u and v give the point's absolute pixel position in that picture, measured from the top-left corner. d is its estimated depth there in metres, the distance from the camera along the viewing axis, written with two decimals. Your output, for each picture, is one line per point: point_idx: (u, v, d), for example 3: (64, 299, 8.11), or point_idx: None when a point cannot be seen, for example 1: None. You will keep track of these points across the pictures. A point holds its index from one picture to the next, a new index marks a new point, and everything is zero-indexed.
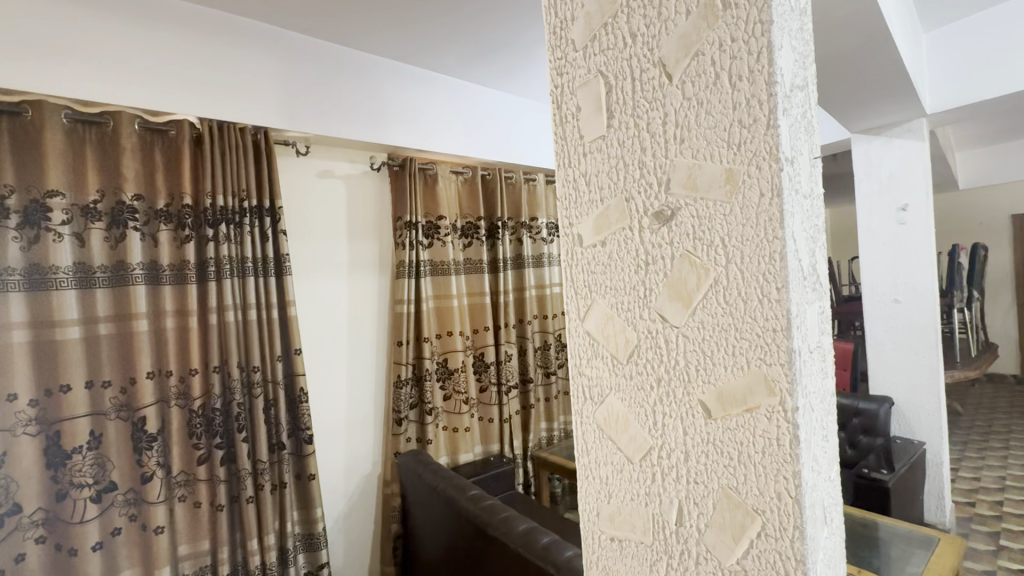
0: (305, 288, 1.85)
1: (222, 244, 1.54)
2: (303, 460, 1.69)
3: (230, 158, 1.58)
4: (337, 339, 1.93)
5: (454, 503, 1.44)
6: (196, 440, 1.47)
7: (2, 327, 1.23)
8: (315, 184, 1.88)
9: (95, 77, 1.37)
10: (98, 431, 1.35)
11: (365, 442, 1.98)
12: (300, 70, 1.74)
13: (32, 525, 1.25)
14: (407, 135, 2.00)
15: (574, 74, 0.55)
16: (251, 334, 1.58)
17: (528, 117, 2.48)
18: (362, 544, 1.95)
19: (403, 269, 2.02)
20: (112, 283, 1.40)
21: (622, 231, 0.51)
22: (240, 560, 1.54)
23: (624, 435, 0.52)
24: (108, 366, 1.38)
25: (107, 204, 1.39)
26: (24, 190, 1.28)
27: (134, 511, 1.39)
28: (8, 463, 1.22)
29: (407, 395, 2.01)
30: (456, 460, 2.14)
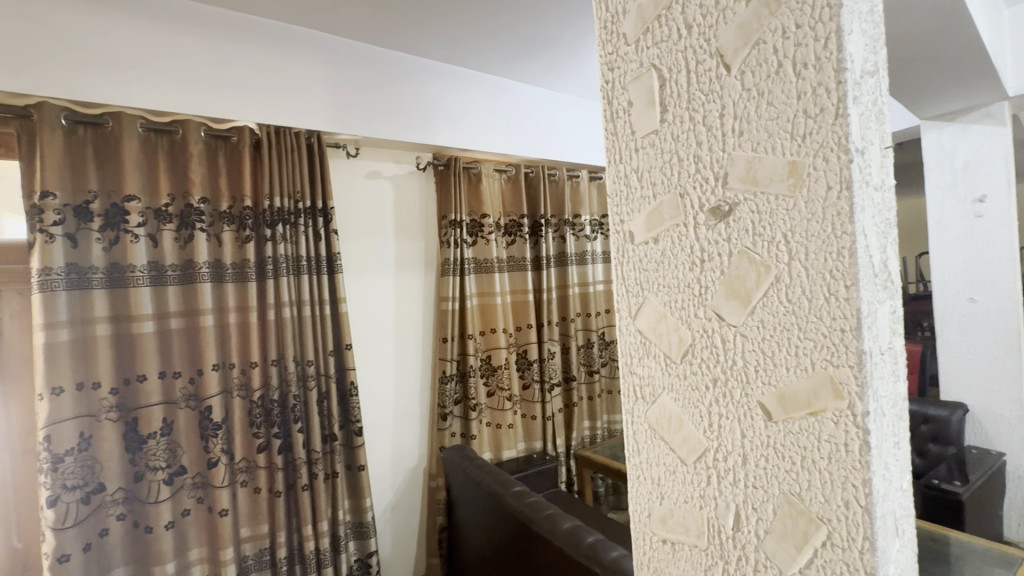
0: (355, 285, 1.91)
1: (278, 244, 1.61)
2: (353, 451, 1.75)
3: (286, 161, 1.65)
4: (385, 334, 1.98)
5: (498, 498, 1.46)
6: (255, 429, 1.55)
7: (88, 321, 1.35)
8: (364, 184, 1.94)
9: (167, 87, 1.47)
10: (170, 419, 1.46)
11: (412, 435, 2.04)
12: (350, 75, 1.79)
13: (114, 502, 1.37)
14: (453, 135, 2.03)
15: (626, 69, 0.54)
16: (306, 330, 1.65)
17: (572, 114, 2.46)
18: (409, 535, 2.01)
19: (448, 266, 2.05)
20: (181, 281, 1.50)
21: (676, 228, 0.49)
22: (296, 544, 1.62)
23: (678, 436, 0.51)
24: (178, 358, 1.48)
25: (177, 206, 1.49)
26: (105, 196, 1.40)
27: (202, 494, 1.49)
28: (93, 445, 1.34)
29: (452, 391, 2.05)
30: (500, 456, 2.16)
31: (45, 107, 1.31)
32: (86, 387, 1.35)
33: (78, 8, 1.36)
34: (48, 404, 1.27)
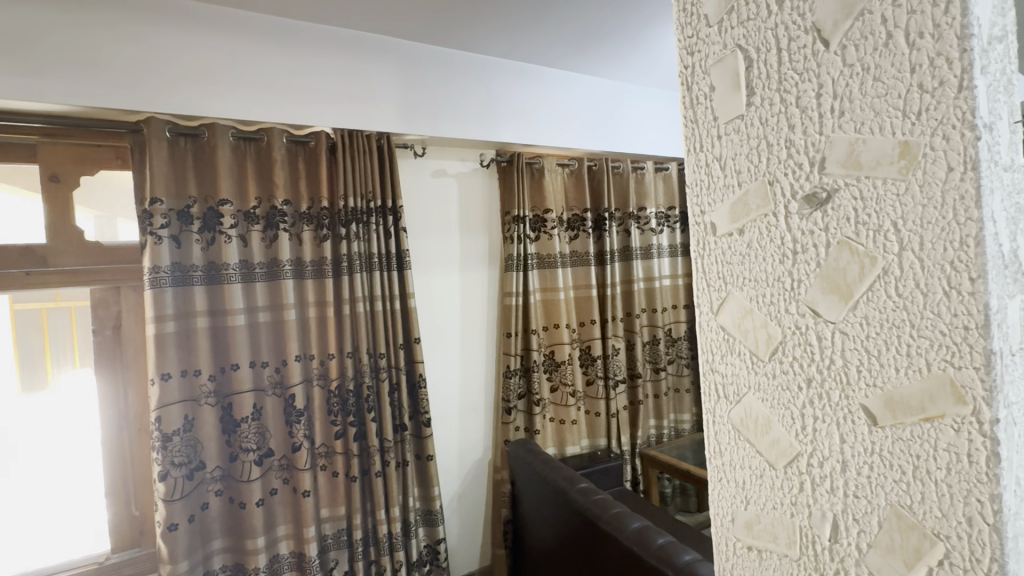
0: (423, 281, 1.97)
1: (353, 242, 1.70)
2: (422, 441, 1.82)
3: (358, 163, 1.73)
4: (451, 329, 2.04)
5: (564, 494, 1.46)
6: (333, 417, 1.65)
7: (190, 314, 1.49)
8: (430, 183, 2.00)
9: (253, 98, 1.58)
10: (259, 405, 1.58)
11: (477, 427, 2.08)
12: (416, 76, 1.84)
13: (213, 480, 1.51)
14: (515, 132, 2.04)
15: (708, 52, 0.51)
16: (378, 324, 1.73)
17: (636, 103, 2.39)
18: (475, 524, 2.06)
19: (512, 262, 2.07)
20: (267, 278, 1.62)
21: (765, 218, 0.46)
22: (371, 527, 1.70)
23: (765, 438, 0.48)
24: (266, 349, 1.60)
25: (263, 208, 1.61)
26: (203, 201, 1.54)
27: (287, 475, 1.60)
28: (196, 426, 1.49)
29: (516, 386, 2.07)
30: (564, 451, 2.16)
31: (153, 123, 1.45)
32: (189, 374, 1.49)
33: (177, 30, 1.49)
34: (158, 389, 1.42)
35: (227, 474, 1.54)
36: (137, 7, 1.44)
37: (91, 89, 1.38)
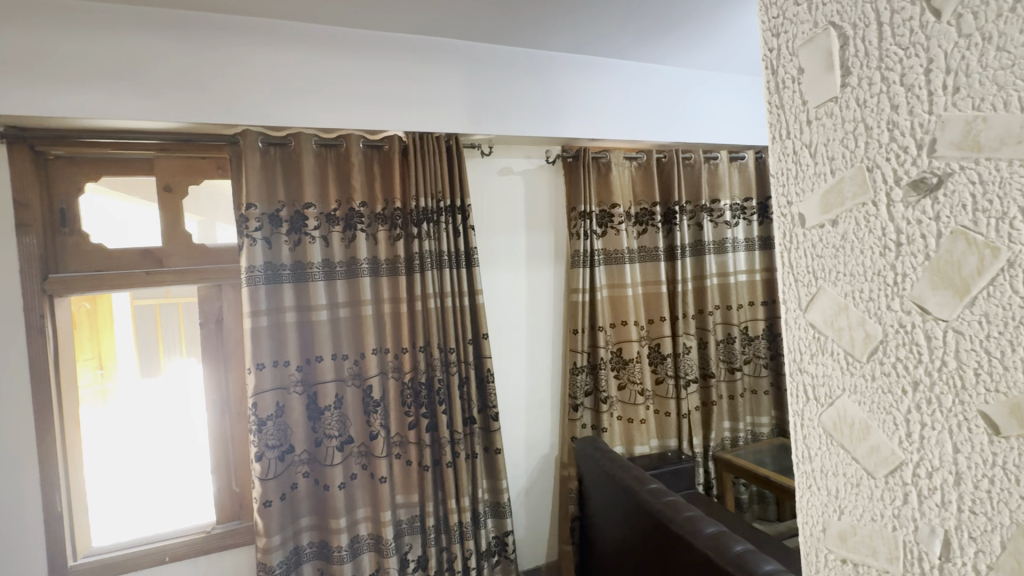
0: (490, 278, 2.01)
1: (424, 240, 1.76)
2: (491, 434, 1.86)
3: (429, 164, 1.79)
4: (517, 325, 2.06)
5: (633, 494, 1.43)
6: (407, 408, 1.72)
7: (280, 309, 1.62)
8: (497, 181, 2.03)
9: (332, 107, 1.69)
10: (340, 395, 1.69)
11: (544, 423, 2.09)
12: (483, 77, 1.87)
13: (301, 462, 1.63)
14: (580, 127, 2.02)
15: (795, 32, 0.48)
16: (448, 320, 1.78)
17: (710, 90, 2.27)
18: (542, 519, 2.07)
19: (578, 258, 2.05)
20: (346, 275, 1.72)
21: (863, 207, 0.43)
22: (442, 515, 1.77)
23: (862, 445, 0.44)
24: (346, 342, 1.71)
25: (343, 210, 1.72)
26: (291, 205, 1.67)
27: (365, 462, 1.70)
28: (286, 412, 1.62)
29: (583, 383, 2.05)
30: (632, 451, 2.12)
31: (248, 134, 1.58)
32: (280, 364, 1.63)
33: (267, 47, 1.61)
34: (254, 377, 1.56)
35: (313, 458, 1.66)
36: (234, 30, 1.57)
37: (195, 106, 1.54)
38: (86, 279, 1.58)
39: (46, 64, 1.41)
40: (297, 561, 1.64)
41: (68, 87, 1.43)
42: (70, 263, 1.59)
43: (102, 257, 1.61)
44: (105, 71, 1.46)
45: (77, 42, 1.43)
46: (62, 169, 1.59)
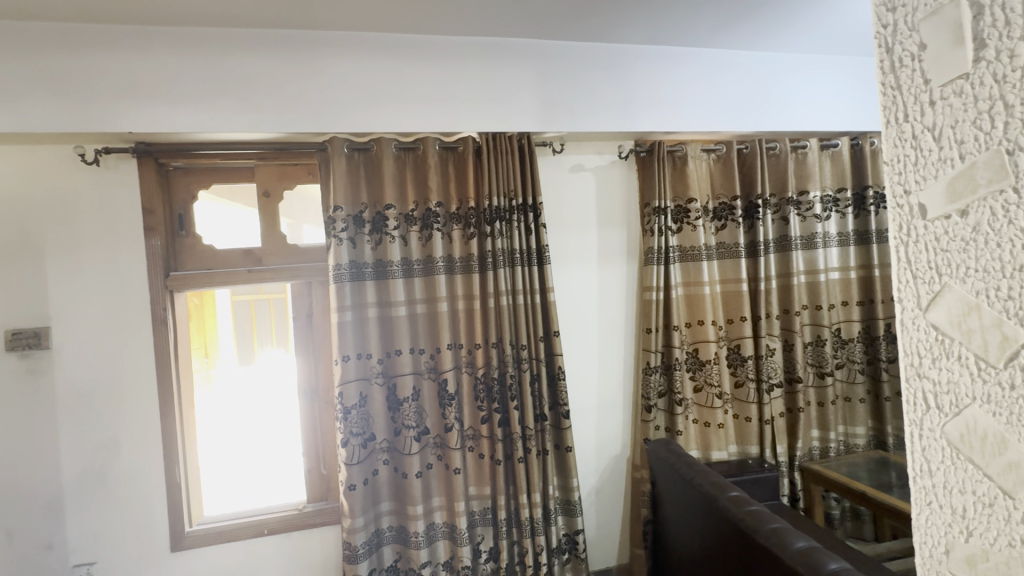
0: (561, 275, 2.01)
1: (496, 239, 1.78)
2: (562, 432, 1.85)
3: (501, 164, 1.82)
4: (589, 323, 2.04)
5: (713, 501, 1.37)
6: (479, 403, 1.76)
7: (362, 305, 1.73)
8: (568, 178, 2.03)
9: (411, 111, 1.76)
10: (417, 387, 1.76)
11: (616, 423, 2.06)
12: (555, 74, 1.87)
13: (382, 450, 1.73)
14: (654, 119, 1.96)
15: (916, 4, 0.44)
16: (520, 318, 1.79)
17: (798, 74, 2.11)
18: (613, 520, 2.05)
19: (652, 255, 1.99)
20: (423, 273, 1.79)
21: (1000, 196, 0.38)
22: (513, 509, 1.79)
23: (996, 461, 0.39)
24: (423, 337, 1.78)
25: (420, 210, 1.79)
26: (373, 206, 1.77)
27: (440, 453, 1.76)
28: (369, 402, 1.72)
29: (656, 383, 1.99)
30: (708, 456, 2.03)
31: (335, 141, 1.70)
32: (363, 357, 1.73)
33: (352, 58, 1.71)
34: (340, 368, 1.67)
35: (393, 446, 1.75)
36: (323, 44, 1.68)
37: (290, 118, 1.67)
38: (199, 276, 1.77)
39: (168, 86, 1.59)
40: (378, 543, 1.73)
41: (185, 105, 1.61)
42: (186, 262, 1.79)
43: (212, 257, 1.79)
44: (214, 89, 1.62)
45: (192, 64, 1.61)
46: (180, 178, 1.79)
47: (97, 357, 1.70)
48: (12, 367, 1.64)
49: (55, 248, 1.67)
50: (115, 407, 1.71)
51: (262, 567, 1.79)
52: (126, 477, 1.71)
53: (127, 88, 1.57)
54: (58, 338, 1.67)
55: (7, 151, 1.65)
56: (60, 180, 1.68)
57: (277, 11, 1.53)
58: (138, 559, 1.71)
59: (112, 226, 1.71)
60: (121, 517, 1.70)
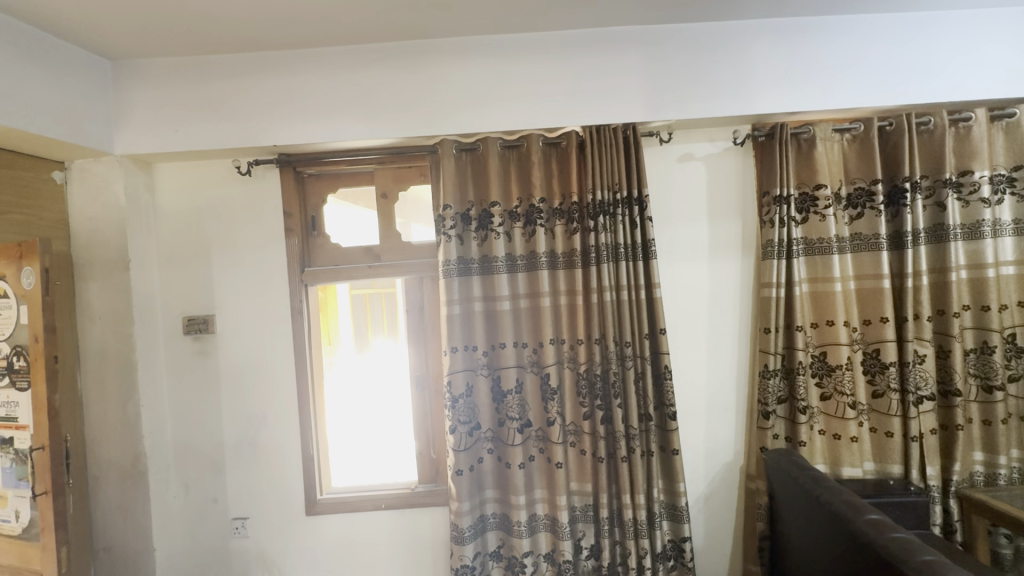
0: (668, 271, 1.93)
1: (600, 233, 1.75)
2: (668, 434, 1.77)
3: (606, 157, 1.78)
4: (698, 321, 1.94)
5: (845, 523, 1.24)
6: (582, 398, 1.76)
7: (470, 299, 1.80)
8: (677, 169, 1.93)
9: (516, 109, 1.80)
10: (520, 380, 1.80)
11: (728, 428, 1.93)
12: (664, 60, 1.80)
13: (486, 439, 1.80)
14: (775, 98, 1.79)
15: None
16: (624, 314, 1.75)
17: (957, 32, 1.81)
18: (723, 531, 1.92)
19: (771, 249, 1.83)
20: (526, 269, 1.82)
21: None
22: (616, 508, 1.76)
23: None
24: (526, 331, 1.81)
25: (524, 207, 1.81)
26: (479, 204, 1.83)
27: (542, 446, 1.79)
28: (475, 393, 1.80)
29: (775, 389, 1.82)
30: (838, 472, 1.82)
31: (445, 143, 1.78)
32: (470, 349, 1.81)
33: (461, 63, 1.80)
34: (449, 359, 1.77)
35: (497, 436, 1.81)
36: (436, 53, 1.80)
37: (406, 124, 1.80)
38: (328, 272, 1.95)
39: (304, 101, 1.80)
40: (483, 528, 1.80)
41: (319, 119, 1.80)
42: (317, 259, 1.99)
43: (339, 254, 1.98)
44: (342, 101, 1.80)
45: (324, 81, 1.80)
46: (313, 184, 2.00)
47: (249, 341, 1.97)
48: (188, 347, 1.96)
49: (219, 247, 1.97)
50: (262, 385, 1.97)
51: (379, 539, 1.96)
52: (271, 446, 1.96)
53: (272, 105, 1.80)
54: (221, 324, 1.97)
55: (185, 167, 1.97)
56: (223, 190, 1.97)
57: (394, 23, 1.67)
58: (279, 519, 1.96)
59: (261, 229, 1.97)
60: (267, 480, 1.96)
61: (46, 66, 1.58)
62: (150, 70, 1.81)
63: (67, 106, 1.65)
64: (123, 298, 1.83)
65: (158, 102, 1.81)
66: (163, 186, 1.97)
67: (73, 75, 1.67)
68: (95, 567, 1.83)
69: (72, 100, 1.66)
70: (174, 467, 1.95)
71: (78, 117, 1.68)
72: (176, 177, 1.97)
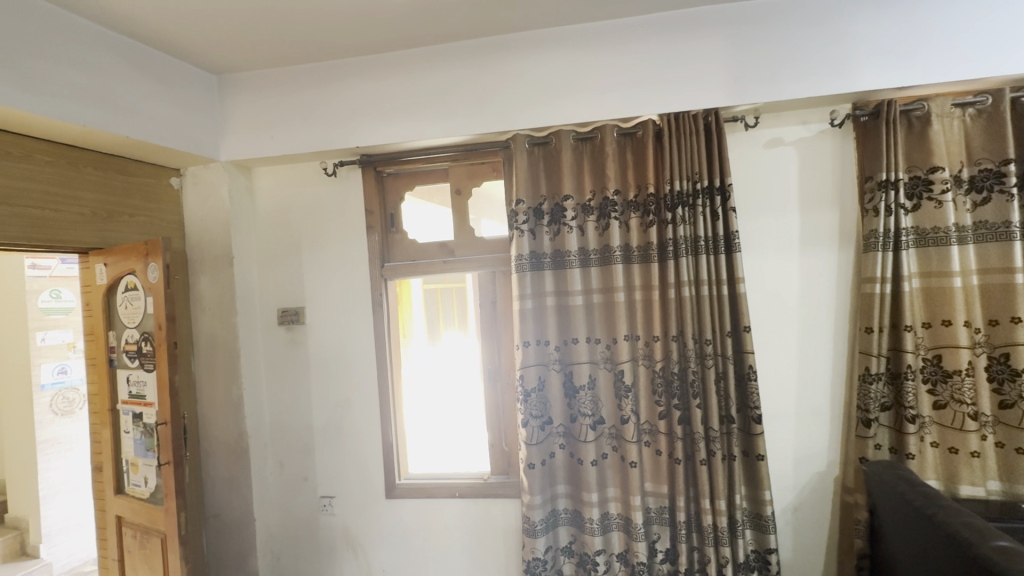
0: (753, 265, 1.81)
1: (678, 226, 1.67)
2: (752, 438, 1.67)
3: (685, 145, 1.69)
4: (787, 319, 1.80)
5: (966, 549, 1.10)
6: (658, 398, 1.70)
7: (542, 293, 1.80)
8: (764, 155, 1.80)
9: (589, 100, 1.77)
10: (593, 376, 1.77)
11: (821, 435, 1.78)
12: (749, 39, 1.68)
13: (558, 434, 1.79)
14: (880, 72, 1.62)
15: None
16: (704, 310, 1.66)
17: None
18: (815, 546, 1.78)
19: (875, 240, 1.65)
20: (600, 263, 1.79)
21: None
22: (695, 513, 1.69)
23: None
24: (599, 327, 1.78)
25: (597, 200, 1.78)
26: (552, 198, 1.82)
27: (615, 444, 1.75)
28: (547, 387, 1.79)
29: (879, 394, 1.65)
30: (955, 491, 1.62)
31: (518, 138, 1.78)
32: (542, 344, 1.80)
33: (534, 57, 1.80)
34: (521, 353, 1.78)
35: (569, 432, 1.80)
36: (508, 49, 1.81)
37: (479, 121, 1.83)
38: (406, 267, 2.03)
39: (384, 103, 1.89)
40: (554, 523, 1.80)
41: (397, 120, 1.88)
42: (396, 254, 2.07)
43: (416, 249, 2.05)
44: (419, 101, 1.87)
45: (402, 83, 1.88)
46: (392, 183, 2.07)
47: (335, 332, 2.10)
48: (282, 337, 2.13)
49: (308, 244, 2.11)
50: (347, 373, 2.09)
51: (453, 525, 2.02)
52: (354, 430, 2.09)
53: (356, 109, 1.90)
54: (310, 316, 2.12)
55: (280, 170, 2.14)
56: (312, 190, 2.11)
57: (467, 20, 1.69)
58: (362, 499, 2.08)
59: (345, 226, 2.09)
60: (351, 462, 2.09)
61: (164, 84, 1.78)
62: (249, 83, 1.97)
63: (181, 118, 1.84)
64: (227, 291, 2.02)
65: (256, 111, 1.97)
66: (261, 189, 2.15)
67: (186, 90, 1.87)
68: (207, 532, 2.05)
69: (185, 113, 1.86)
70: (271, 446, 2.13)
71: (189, 128, 1.87)
72: (272, 179, 2.14)
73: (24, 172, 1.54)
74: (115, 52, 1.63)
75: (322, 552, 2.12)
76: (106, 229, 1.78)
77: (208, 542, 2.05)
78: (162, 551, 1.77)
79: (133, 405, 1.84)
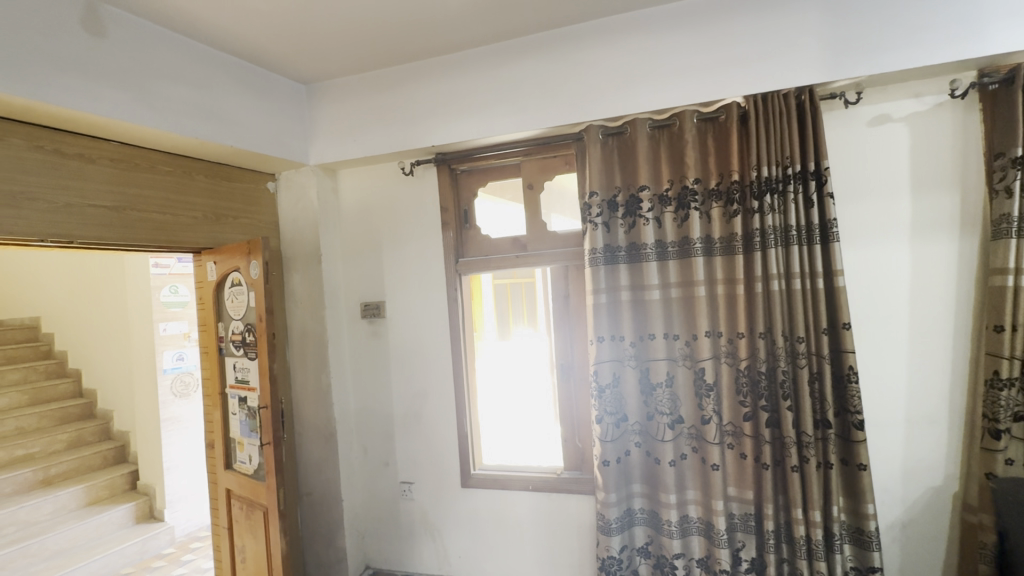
0: (854, 256, 1.65)
1: (766, 215, 1.56)
2: (852, 445, 1.53)
3: (774, 127, 1.57)
4: (895, 314, 1.62)
5: None
6: (742, 398, 1.60)
7: (616, 287, 1.76)
8: (867, 134, 1.63)
9: (666, 86, 1.69)
10: (671, 373, 1.71)
11: (936, 444, 1.59)
12: (849, 7, 1.53)
13: (634, 432, 1.75)
14: (1013, 32, 1.40)
15: None
16: (795, 305, 1.54)
17: None
18: (928, 567, 1.60)
19: (1007, 225, 1.44)
20: (678, 256, 1.71)
21: None
22: (784, 522, 1.57)
23: None
24: (678, 323, 1.71)
25: (675, 189, 1.70)
26: (626, 189, 1.77)
27: (696, 445, 1.68)
28: (622, 384, 1.75)
29: (1011, 401, 1.45)
30: None
31: (591, 129, 1.75)
32: (616, 339, 1.76)
33: (608, 45, 1.75)
34: (595, 348, 1.75)
35: (645, 430, 1.75)
36: (581, 39, 1.78)
37: (552, 114, 1.81)
38: (480, 262, 2.07)
39: (458, 102, 1.93)
40: (630, 522, 1.76)
41: (471, 117, 1.91)
42: (470, 249, 2.11)
43: (489, 245, 2.08)
44: (491, 98, 1.89)
45: (476, 81, 1.91)
46: (466, 180, 2.12)
47: (413, 324, 2.19)
48: (365, 329, 2.26)
49: (388, 241, 2.21)
50: (424, 365, 2.17)
51: (527, 518, 2.04)
52: (432, 420, 2.16)
53: (431, 109, 1.96)
54: (390, 309, 2.22)
55: (362, 171, 2.25)
56: (390, 190, 2.20)
57: (540, 13, 1.68)
58: (439, 487, 2.16)
59: (422, 223, 2.16)
60: (428, 451, 2.17)
61: (261, 96, 1.94)
62: (334, 90, 2.10)
63: (276, 126, 1.99)
64: (317, 286, 2.17)
65: (341, 117, 2.09)
66: (345, 190, 2.28)
67: (280, 101, 2.02)
68: (301, 508, 2.23)
69: (280, 122, 2.02)
70: (356, 432, 2.27)
71: (283, 136, 2.02)
72: (355, 181, 2.26)
73: (149, 181, 1.74)
74: (220, 70, 1.80)
75: (403, 534, 2.22)
76: (215, 230, 1.97)
77: (302, 517, 2.23)
78: (264, 523, 1.94)
79: (239, 389, 2.03)
